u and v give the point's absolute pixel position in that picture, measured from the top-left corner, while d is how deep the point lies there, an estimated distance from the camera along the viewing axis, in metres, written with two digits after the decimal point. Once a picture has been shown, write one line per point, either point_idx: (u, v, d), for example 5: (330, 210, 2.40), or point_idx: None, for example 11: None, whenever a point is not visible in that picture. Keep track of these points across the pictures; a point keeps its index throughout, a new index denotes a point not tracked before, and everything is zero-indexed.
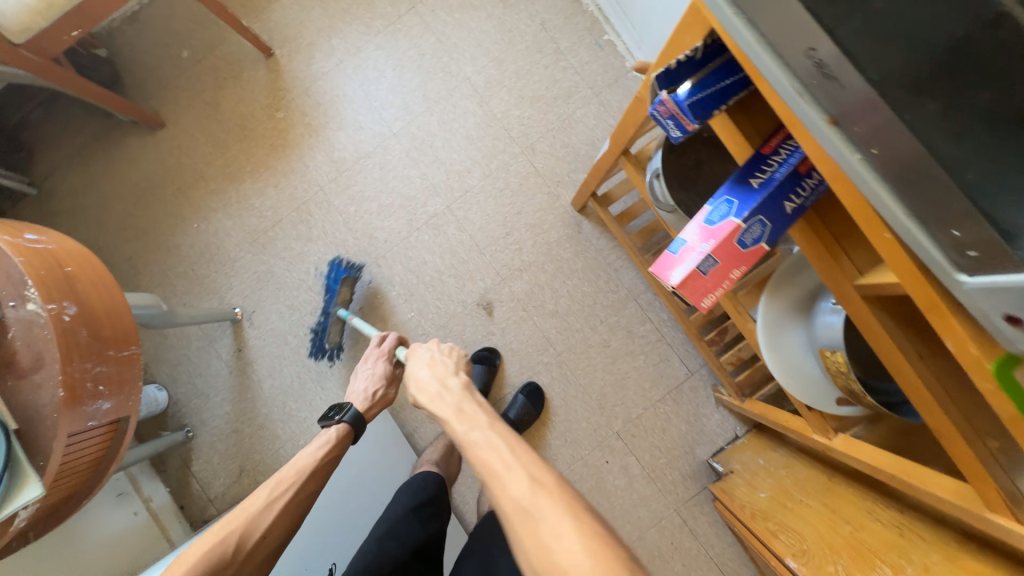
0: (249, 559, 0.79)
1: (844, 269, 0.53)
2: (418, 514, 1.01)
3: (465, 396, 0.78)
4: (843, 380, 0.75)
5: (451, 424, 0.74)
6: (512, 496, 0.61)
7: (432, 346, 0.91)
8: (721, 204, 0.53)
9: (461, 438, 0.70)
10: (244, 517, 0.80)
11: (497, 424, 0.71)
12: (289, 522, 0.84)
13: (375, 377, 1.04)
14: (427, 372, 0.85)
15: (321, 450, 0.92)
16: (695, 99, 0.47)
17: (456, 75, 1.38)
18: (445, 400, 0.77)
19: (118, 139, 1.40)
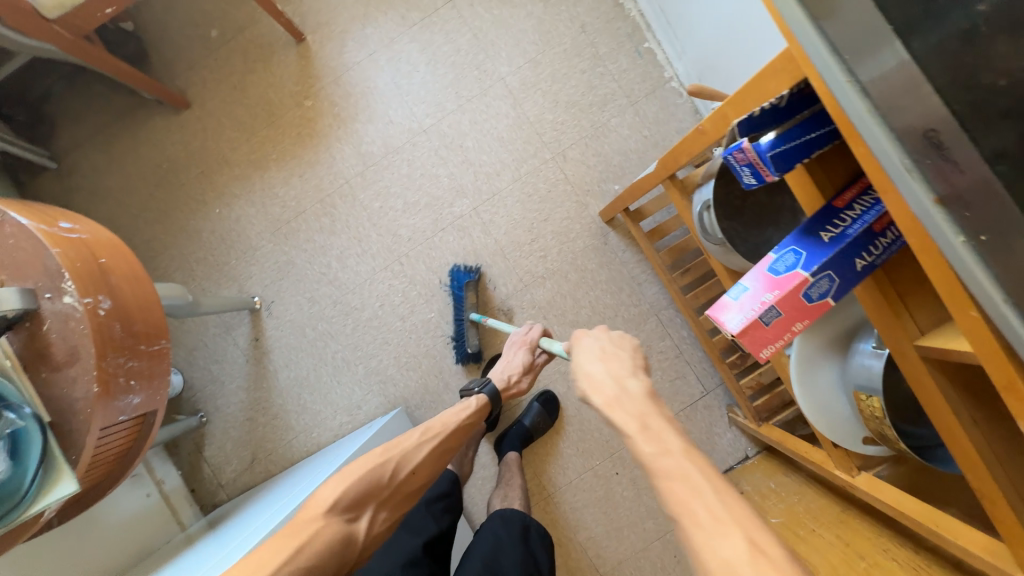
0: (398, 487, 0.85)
1: (905, 328, 0.52)
2: (430, 508, 1.00)
3: (648, 405, 0.66)
4: (875, 424, 0.75)
5: (630, 437, 0.63)
6: (726, 559, 0.50)
7: (601, 337, 0.80)
8: (788, 254, 0.52)
9: (650, 461, 0.59)
10: (401, 449, 0.86)
11: (693, 457, 0.58)
12: (431, 468, 0.90)
13: (515, 366, 1.08)
14: (599, 367, 0.75)
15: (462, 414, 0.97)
16: (777, 151, 0.46)
17: (491, 74, 1.35)
18: (625, 406, 0.67)
19: (142, 117, 1.37)
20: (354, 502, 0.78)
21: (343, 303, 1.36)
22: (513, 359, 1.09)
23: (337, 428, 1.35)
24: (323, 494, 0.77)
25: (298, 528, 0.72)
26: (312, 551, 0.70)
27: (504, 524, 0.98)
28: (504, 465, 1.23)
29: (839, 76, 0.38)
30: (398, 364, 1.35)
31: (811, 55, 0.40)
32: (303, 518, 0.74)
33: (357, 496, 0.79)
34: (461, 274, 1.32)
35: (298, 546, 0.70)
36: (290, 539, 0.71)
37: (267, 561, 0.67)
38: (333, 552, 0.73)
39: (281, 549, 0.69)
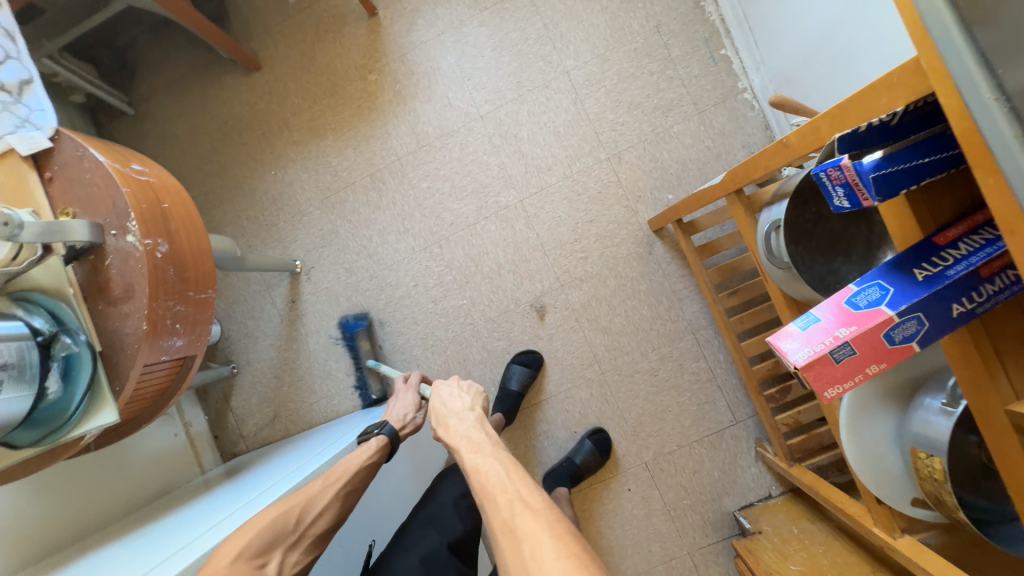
0: (307, 534, 0.78)
1: (998, 389, 0.47)
2: (458, 505, 1.02)
3: (475, 427, 0.84)
4: (932, 486, 0.69)
5: (459, 452, 0.80)
6: (500, 515, 0.66)
7: (451, 380, 0.96)
8: (872, 288, 0.48)
9: (465, 462, 0.77)
10: (302, 497, 0.79)
11: (498, 453, 0.78)
12: (336, 518, 0.82)
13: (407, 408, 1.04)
14: (446, 406, 0.91)
15: (365, 454, 0.91)
16: (882, 173, 0.41)
17: (556, 66, 1.32)
18: (458, 431, 0.84)
19: (215, 75, 1.43)
20: (260, 550, 0.71)
21: (379, 278, 1.37)
22: (400, 403, 1.06)
23: (356, 399, 1.37)
24: (224, 548, 0.69)
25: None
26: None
27: None
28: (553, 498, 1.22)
29: (981, 88, 0.34)
30: (425, 346, 1.35)
31: (949, 66, 0.36)
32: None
33: (261, 546, 0.71)
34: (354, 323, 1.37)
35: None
36: None
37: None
38: None
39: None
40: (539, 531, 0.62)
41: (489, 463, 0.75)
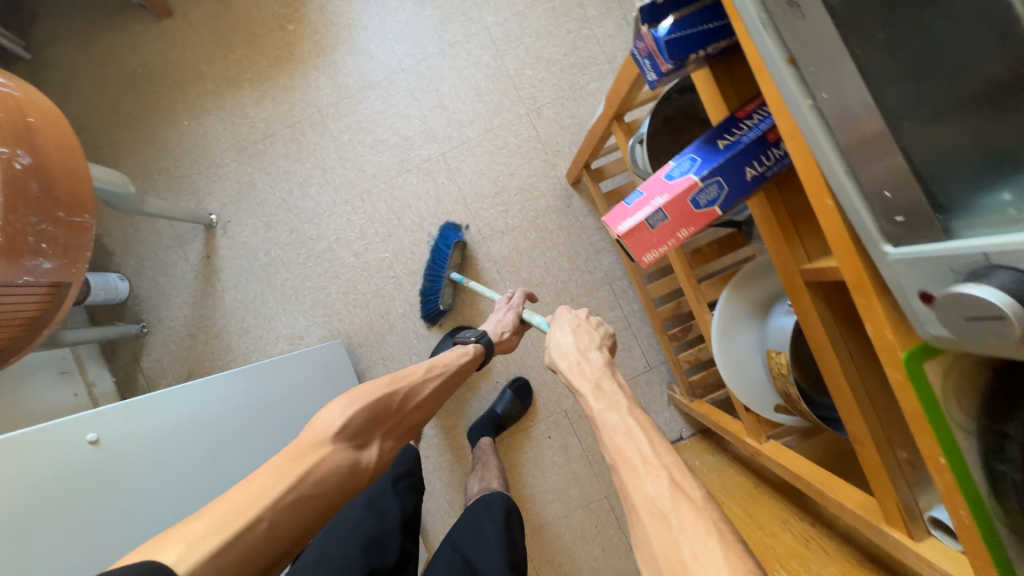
0: (404, 415, 0.82)
1: (793, 252, 0.51)
2: (397, 487, 0.97)
3: (606, 373, 0.68)
4: (782, 383, 0.73)
5: (583, 396, 0.66)
6: (647, 493, 0.51)
7: (572, 315, 0.82)
8: (684, 161, 0.51)
9: (594, 416, 0.62)
10: (409, 381, 0.84)
11: (635, 413, 0.60)
12: (428, 407, 0.87)
13: (502, 326, 1.02)
14: (569, 339, 0.77)
15: (464, 358, 0.94)
16: (673, 37, 0.45)
17: (476, 22, 1.34)
18: (582, 372, 0.69)
19: (122, 20, 1.36)
20: (359, 428, 0.73)
21: (299, 232, 1.35)
22: (498, 317, 1.04)
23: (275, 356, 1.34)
24: (330, 415, 0.72)
25: (304, 453, 0.66)
26: (318, 478, 0.65)
27: (487, 510, 0.96)
28: (478, 449, 1.22)
29: None
30: (346, 300, 1.34)
31: None
32: (309, 442, 0.68)
33: (367, 421, 0.75)
34: (452, 233, 1.29)
35: (303, 472, 0.64)
36: (297, 463, 0.65)
37: (264, 492, 0.60)
38: (344, 478, 0.68)
39: (283, 478, 0.62)
40: (705, 531, 0.46)
41: (625, 427, 0.58)
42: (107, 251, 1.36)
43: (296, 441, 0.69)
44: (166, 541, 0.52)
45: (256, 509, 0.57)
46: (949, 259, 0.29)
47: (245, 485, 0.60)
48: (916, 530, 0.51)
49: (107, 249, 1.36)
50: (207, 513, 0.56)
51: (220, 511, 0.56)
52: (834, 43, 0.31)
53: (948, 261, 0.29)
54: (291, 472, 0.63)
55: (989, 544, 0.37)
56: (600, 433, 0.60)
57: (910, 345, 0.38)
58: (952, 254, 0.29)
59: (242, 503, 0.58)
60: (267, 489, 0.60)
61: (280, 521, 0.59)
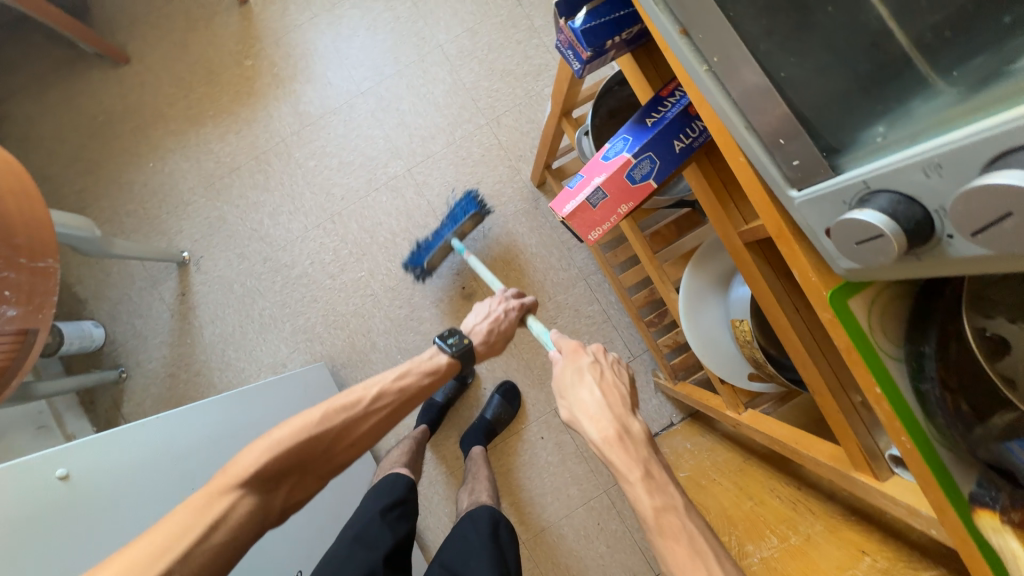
0: (334, 452, 0.72)
1: (730, 216, 0.53)
2: (385, 517, 0.94)
3: (651, 452, 0.58)
4: (749, 350, 0.76)
5: (630, 483, 0.55)
6: None
7: (597, 357, 0.68)
8: (618, 141, 0.54)
9: (648, 515, 0.54)
10: (346, 415, 0.73)
11: (693, 517, 0.54)
12: (376, 436, 0.78)
13: (497, 325, 0.91)
14: (598, 395, 0.63)
15: (425, 377, 0.83)
16: (588, 25, 0.48)
17: (428, 41, 1.38)
18: (627, 450, 0.57)
19: (79, 70, 1.38)
20: (276, 473, 0.67)
21: (273, 260, 1.35)
22: (495, 311, 0.92)
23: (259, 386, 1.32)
24: (242, 462, 0.65)
25: (212, 502, 0.62)
26: (230, 527, 0.61)
27: (473, 524, 0.94)
28: (470, 460, 1.20)
29: None
30: (326, 322, 1.34)
31: None
32: (217, 490, 0.63)
33: (287, 466, 0.68)
34: (471, 202, 1.23)
35: (211, 524, 0.60)
36: (201, 518, 0.60)
37: (173, 543, 0.57)
38: (256, 526, 0.64)
39: (190, 530, 0.59)
40: None
41: (693, 543, 0.51)
42: (79, 298, 1.35)
43: (203, 489, 0.63)
44: None
45: (165, 561, 0.56)
46: (840, 192, 0.31)
47: (153, 532, 0.58)
48: (881, 471, 0.53)
49: (78, 297, 1.35)
50: (117, 562, 0.56)
51: (128, 561, 0.56)
52: (716, 10, 0.34)
53: (840, 194, 0.31)
54: (196, 525, 0.59)
55: (928, 462, 0.39)
56: (657, 538, 0.53)
57: (836, 284, 0.40)
58: (842, 187, 0.31)
59: (142, 559, 0.56)
60: (175, 540, 0.58)
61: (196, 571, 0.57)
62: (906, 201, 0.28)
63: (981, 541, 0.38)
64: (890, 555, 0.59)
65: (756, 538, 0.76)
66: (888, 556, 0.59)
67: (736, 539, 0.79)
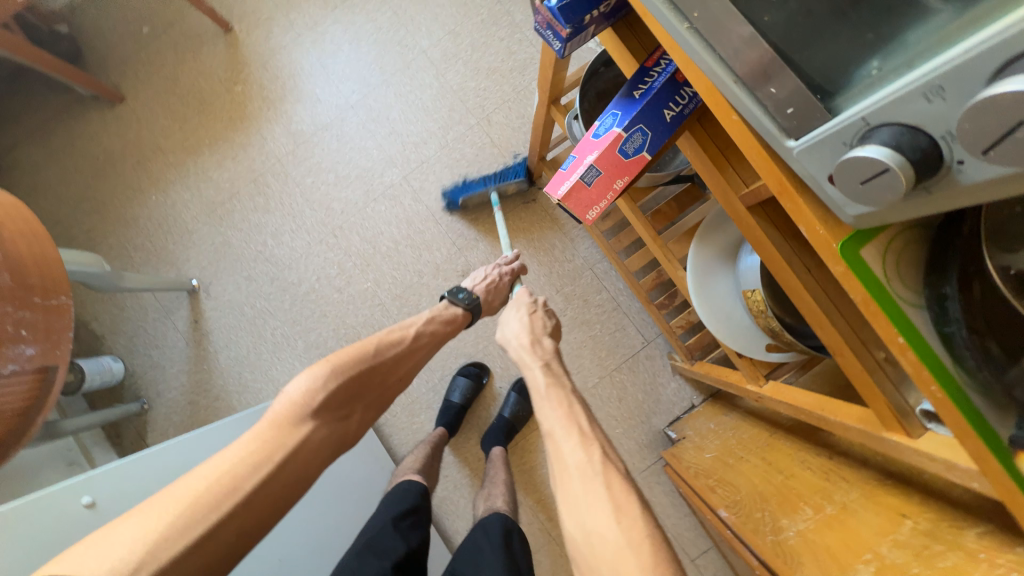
0: (382, 381, 0.81)
1: (729, 180, 0.52)
2: (398, 525, 0.93)
3: (554, 356, 0.81)
4: (764, 320, 0.74)
5: (529, 372, 0.77)
6: (564, 456, 0.62)
7: (531, 300, 0.92)
8: (608, 117, 0.54)
9: (542, 388, 0.73)
10: (395, 349, 0.82)
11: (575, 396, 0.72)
12: (413, 370, 0.87)
13: (492, 285, 1.00)
14: (521, 323, 0.87)
15: (452, 320, 0.93)
16: (564, 3, 0.47)
17: (412, 48, 1.39)
18: (530, 351, 0.81)
19: (78, 113, 1.41)
20: (341, 401, 0.72)
21: (280, 279, 1.37)
22: (490, 273, 1.02)
23: None
24: (311, 389, 0.69)
25: (286, 432, 0.66)
26: (302, 459, 0.66)
27: (485, 533, 0.92)
28: (491, 461, 1.19)
29: None
30: (337, 336, 1.35)
31: None
32: (288, 420, 0.67)
33: (348, 394, 0.74)
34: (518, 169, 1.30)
35: (282, 460, 0.64)
36: (274, 450, 0.64)
37: (243, 479, 0.60)
38: (327, 454, 0.70)
39: (262, 465, 0.62)
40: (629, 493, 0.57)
41: (570, 405, 0.69)
42: (96, 335, 1.37)
43: (270, 416, 0.67)
44: (142, 521, 0.54)
45: (236, 499, 0.58)
46: (838, 133, 0.30)
47: (218, 465, 0.61)
48: (913, 427, 0.51)
49: (96, 334, 1.38)
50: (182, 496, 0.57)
51: (198, 493, 0.57)
52: None
53: (838, 135, 0.30)
54: (268, 460, 0.63)
55: (964, 412, 0.37)
56: (545, 403, 0.71)
57: (844, 234, 0.38)
58: (840, 127, 0.30)
59: (210, 495, 0.57)
60: (243, 478, 0.60)
61: (261, 509, 0.60)
62: (909, 131, 0.27)
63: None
64: (932, 514, 0.58)
65: (790, 512, 0.74)
66: (930, 517, 0.58)
67: (770, 515, 0.77)
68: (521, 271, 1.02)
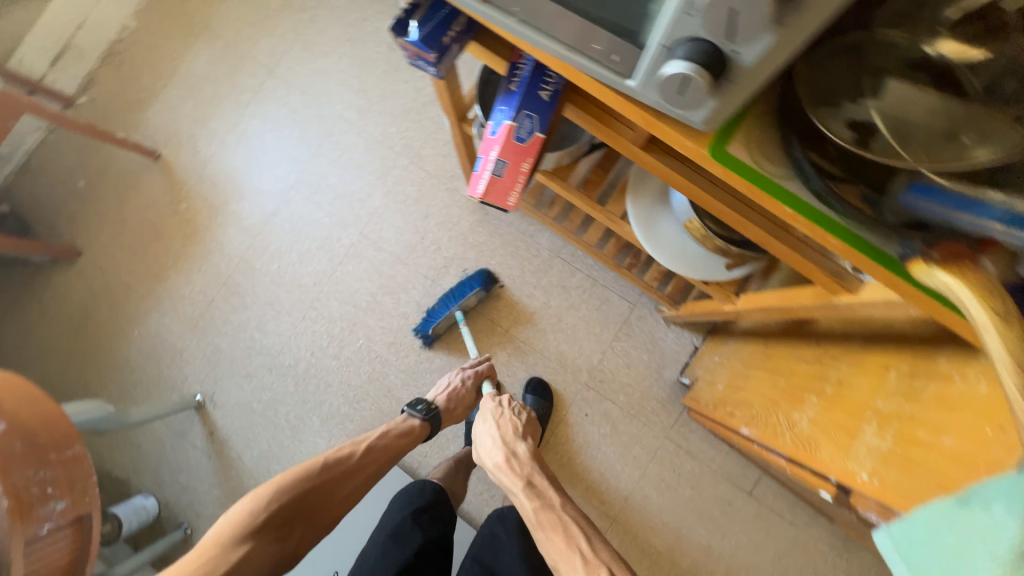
0: (330, 498, 0.87)
1: (617, 131, 0.57)
2: (417, 519, 0.96)
3: (533, 467, 0.82)
4: (710, 242, 0.80)
5: (516, 496, 0.79)
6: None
7: (496, 405, 0.94)
8: (497, 114, 0.60)
9: (534, 515, 0.75)
10: (340, 466, 0.89)
11: (567, 512, 0.76)
12: (364, 484, 0.93)
13: (455, 394, 1.07)
14: (492, 434, 0.88)
15: (405, 432, 1.00)
16: (423, 34, 0.53)
17: (329, 116, 1.47)
18: (512, 471, 0.82)
19: (43, 279, 1.47)
20: (282, 521, 0.80)
21: (277, 366, 1.40)
22: (454, 381, 1.09)
23: None
24: (254, 511, 0.78)
25: (227, 553, 0.75)
26: None
27: (501, 522, 0.97)
28: None
29: None
30: (348, 400, 1.38)
31: None
32: (231, 541, 0.76)
33: (289, 513, 0.82)
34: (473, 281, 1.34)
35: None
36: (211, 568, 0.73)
37: None
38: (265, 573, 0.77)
39: None
40: None
41: (567, 531, 0.72)
42: (122, 479, 1.39)
43: (210, 538, 0.77)
44: None
45: None
46: (652, 61, 0.36)
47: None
48: (852, 284, 0.56)
49: (121, 479, 1.39)
50: None
51: None
52: None
53: (653, 63, 0.36)
54: None
55: (859, 247, 0.44)
56: (542, 534, 0.74)
57: (709, 140, 0.44)
58: (650, 56, 0.36)
59: None
60: None
61: None
62: (693, 42, 0.33)
63: (925, 289, 0.42)
64: (908, 356, 0.61)
65: (798, 405, 0.78)
66: (906, 359, 0.61)
67: (784, 415, 0.81)
68: (481, 374, 1.09)
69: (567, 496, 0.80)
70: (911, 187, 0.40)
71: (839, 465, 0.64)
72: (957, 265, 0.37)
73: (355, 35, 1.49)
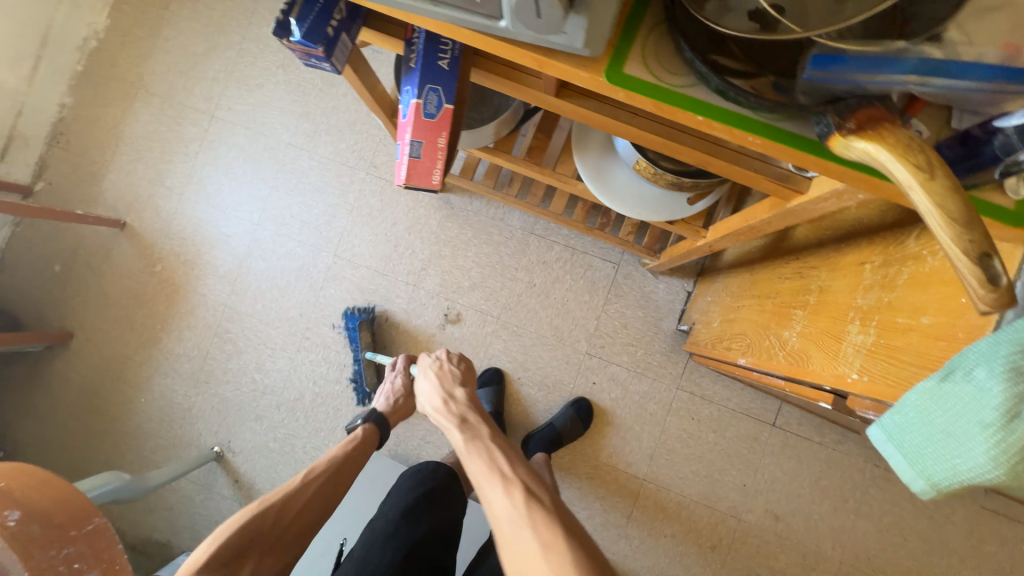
0: (281, 529, 0.86)
1: (529, 84, 0.55)
2: (431, 503, 0.97)
3: (467, 406, 0.90)
4: (663, 180, 0.78)
5: (449, 429, 0.87)
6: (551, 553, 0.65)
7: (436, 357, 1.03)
8: (403, 94, 0.59)
9: (461, 443, 0.83)
10: (281, 495, 0.89)
11: (495, 442, 0.83)
12: (315, 507, 0.92)
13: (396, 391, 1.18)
14: (433, 382, 0.97)
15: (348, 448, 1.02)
16: (304, 30, 0.52)
17: (278, 147, 1.46)
18: (446, 410, 0.90)
19: (43, 369, 1.48)
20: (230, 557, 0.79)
21: (284, 402, 1.41)
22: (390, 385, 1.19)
23: None
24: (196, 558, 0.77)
25: None
26: None
27: None
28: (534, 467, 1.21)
29: None
30: None
31: None
32: None
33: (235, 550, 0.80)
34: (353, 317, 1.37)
35: None
36: None
37: None
38: None
39: None
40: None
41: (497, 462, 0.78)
42: (163, 542, 1.41)
43: None
44: None
45: None
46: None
47: None
48: (800, 184, 0.54)
49: (162, 542, 1.42)
50: None
51: None
52: None
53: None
54: None
55: (777, 140, 0.42)
56: (466, 460, 0.81)
57: (603, 66, 0.42)
58: None
59: None
60: None
61: None
62: None
63: (851, 164, 0.41)
64: (880, 246, 0.58)
65: (787, 323, 0.76)
66: (879, 250, 0.58)
67: (776, 336, 0.78)
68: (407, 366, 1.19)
69: (497, 429, 0.86)
70: (812, 60, 0.37)
71: (830, 372, 0.61)
72: (873, 130, 0.35)
73: (285, 61, 1.48)
